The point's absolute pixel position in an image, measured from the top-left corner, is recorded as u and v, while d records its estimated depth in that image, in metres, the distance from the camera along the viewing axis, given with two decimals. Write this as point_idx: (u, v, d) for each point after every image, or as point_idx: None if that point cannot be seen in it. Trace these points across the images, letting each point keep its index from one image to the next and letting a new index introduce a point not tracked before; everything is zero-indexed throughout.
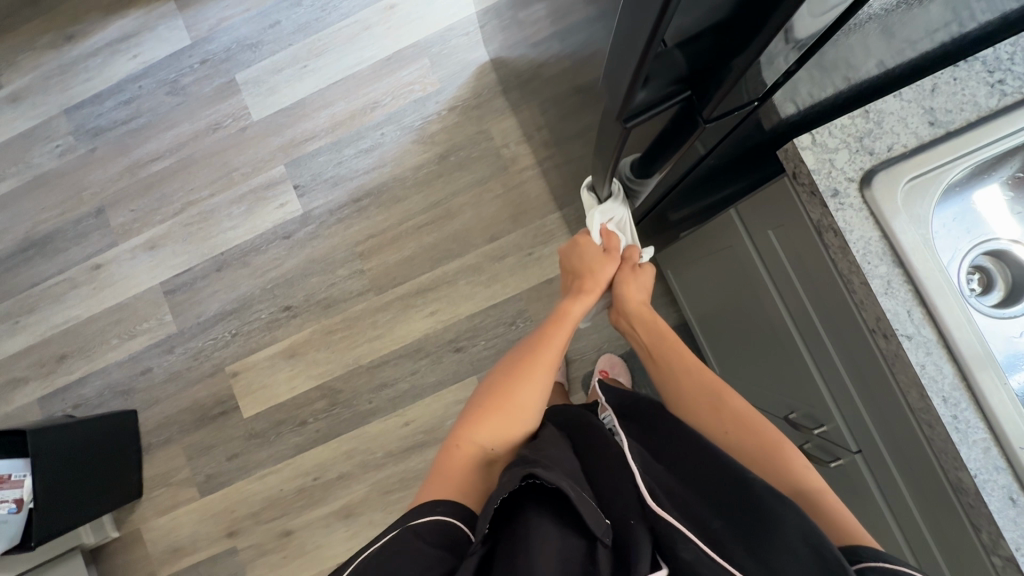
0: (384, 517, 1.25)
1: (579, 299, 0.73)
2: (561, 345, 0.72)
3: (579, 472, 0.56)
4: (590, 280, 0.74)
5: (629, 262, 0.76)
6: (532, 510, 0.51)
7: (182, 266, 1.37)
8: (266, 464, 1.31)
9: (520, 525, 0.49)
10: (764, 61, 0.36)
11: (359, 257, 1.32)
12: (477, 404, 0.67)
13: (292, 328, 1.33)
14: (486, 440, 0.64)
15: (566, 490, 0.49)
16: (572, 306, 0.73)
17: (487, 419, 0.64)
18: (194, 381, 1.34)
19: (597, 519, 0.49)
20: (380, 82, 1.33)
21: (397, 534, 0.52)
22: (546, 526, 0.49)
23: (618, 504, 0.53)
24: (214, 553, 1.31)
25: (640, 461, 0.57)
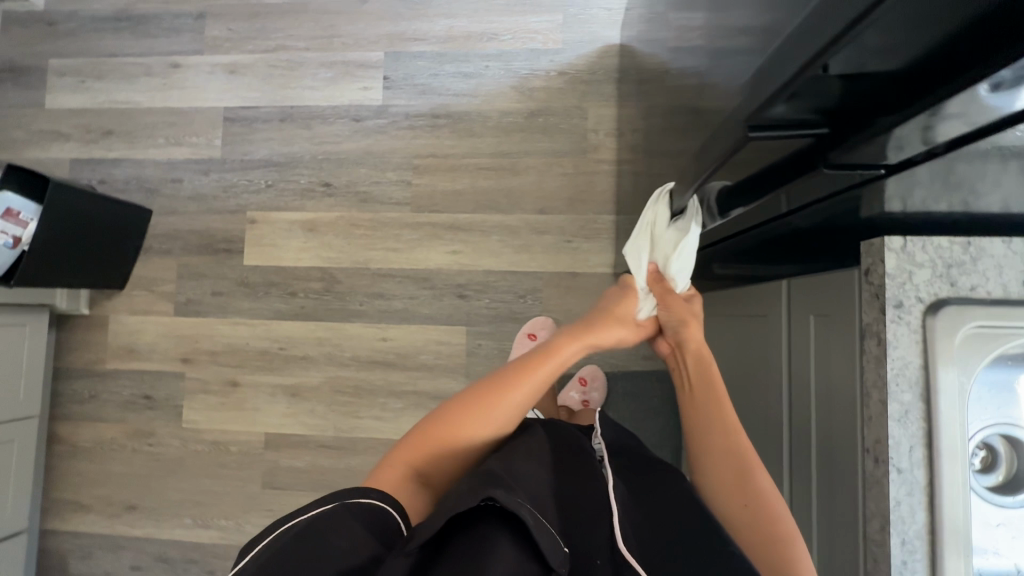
0: (325, 413, 1.29)
1: (572, 344, 0.63)
2: (541, 383, 0.62)
3: (545, 489, 0.56)
4: (604, 321, 0.65)
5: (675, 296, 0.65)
6: (491, 525, 0.50)
7: (251, 102, 1.38)
8: (243, 314, 1.33)
9: (475, 542, 0.48)
10: (894, 139, 0.35)
11: (413, 170, 1.31)
12: (429, 426, 0.62)
13: (322, 205, 1.33)
14: (423, 466, 0.61)
15: (525, 516, 0.49)
16: (563, 348, 0.63)
17: (441, 435, 0.61)
18: (214, 210, 1.36)
19: (556, 550, 0.49)
20: (509, 18, 1.31)
21: (331, 508, 0.53)
22: (496, 548, 0.47)
23: (586, 539, 0.52)
24: (163, 369, 1.35)
25: (621, 504, 0.56)
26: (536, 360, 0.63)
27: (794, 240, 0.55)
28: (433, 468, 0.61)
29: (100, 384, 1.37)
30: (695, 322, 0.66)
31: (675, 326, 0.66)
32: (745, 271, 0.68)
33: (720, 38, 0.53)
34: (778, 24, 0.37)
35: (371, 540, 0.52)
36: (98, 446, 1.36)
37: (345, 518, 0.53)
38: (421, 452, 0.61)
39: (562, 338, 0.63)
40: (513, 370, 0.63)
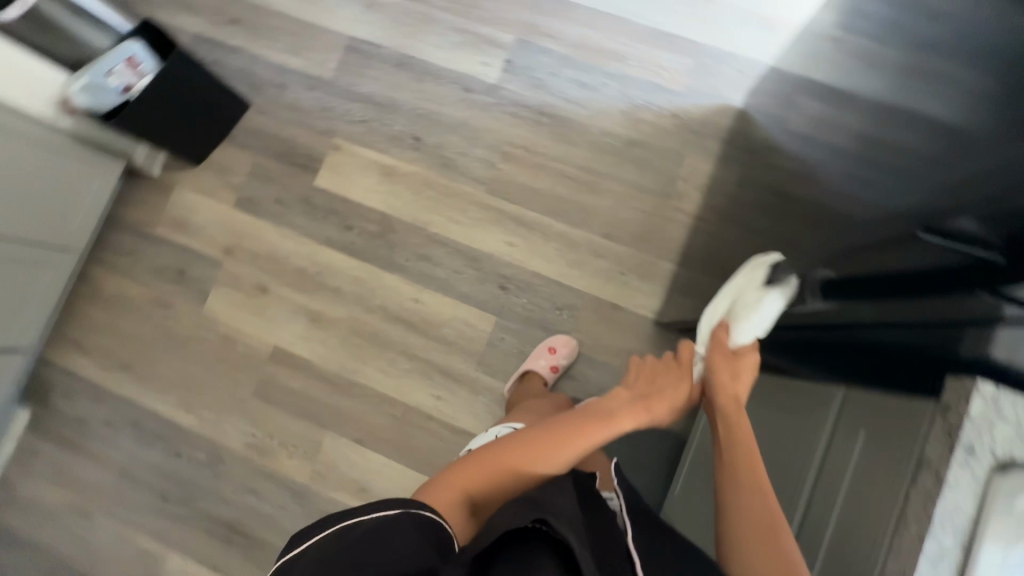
0: (336, 347, 1.30)
1: (629, 418, 0.73)
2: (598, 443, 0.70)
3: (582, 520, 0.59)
4: (653, 400, 0.75)
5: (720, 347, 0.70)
6: (540, 546, 0.54)
7: (375, 39, 1.41)
8: (295, 229, 1.36)
9: (525, 557, 0.53)
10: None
11: (502, 155, 1.33)
12: (489, 459, 0.69)
13: (405, 156, 1.36)
14: (476, 493, 0.67)
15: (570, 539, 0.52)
16: (621, 420, 0.72)
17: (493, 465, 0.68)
18: (305, 125, 1.40)
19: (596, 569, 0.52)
20: (642, 47, 1.32)
21: (390, 514, 0.59)
22: (541, 563, 0.52)
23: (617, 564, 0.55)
24: (204, 252, 1.39)
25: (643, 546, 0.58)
26: (593, 422, 0.71)
27: (863, 361, 0.55)
28: (484, 498, 0.67)
29: (142, 245, 1.41)
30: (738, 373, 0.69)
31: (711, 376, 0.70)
32: (796, 366, 0.68)
33: (871, 150, 0.55)
34: (979, 153, 0.37)
35: (428, 545, 0.57)
36: (119, 302, 1.39)
37: (408, 528, 0.58)
38: (473, 477, 0.67)
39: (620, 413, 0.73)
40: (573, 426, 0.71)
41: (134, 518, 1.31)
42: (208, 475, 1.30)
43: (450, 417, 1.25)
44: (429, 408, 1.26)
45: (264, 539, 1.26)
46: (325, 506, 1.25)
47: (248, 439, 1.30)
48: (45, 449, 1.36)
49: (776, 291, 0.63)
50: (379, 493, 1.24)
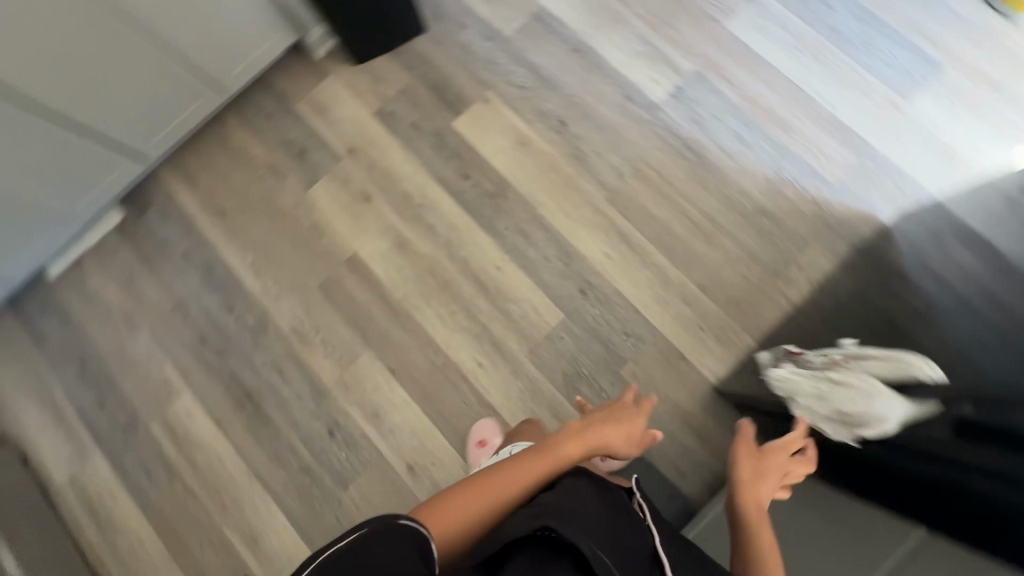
0: (408, 278, 1.33)
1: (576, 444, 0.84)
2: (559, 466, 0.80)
3: (594, 521, 0.64)
4: (604, 434, 0.88)
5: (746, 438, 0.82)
6: (553, 553, 0.57)
7: (564, 15, 1.42)
8: (417, 157, 1.40)
9: (543, 560, 0.56)
10: None
11: (635, 170, 1.32)
12: (463, 490, 0.76)
13: (544, 133, 1.36)
14: (458, 520, 0.73)
15: (584, 548, 0.57)
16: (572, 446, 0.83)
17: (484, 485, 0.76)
18: (467, 67, 1.43)
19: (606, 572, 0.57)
20: (814, 127, 1.29)
21: (373, 530, 0.56)
22: (558, 568, 0.56)
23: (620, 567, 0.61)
24: (330, 143, 1.44)
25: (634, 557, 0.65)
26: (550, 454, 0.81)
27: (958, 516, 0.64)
28: (467, 526, 0.72)
29: (280, 113, 1.48)
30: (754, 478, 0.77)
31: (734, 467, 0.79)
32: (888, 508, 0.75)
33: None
34: None
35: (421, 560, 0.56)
36: (239, 154, 1.47)
37: (395, 540, 0.56)
38: (455, 507, 0.73)
39: (572, 442, 0.84)
40: (528, 458, 0.81)
41: (169, 348, 1.38)
42: (248, 340, 1.36)
43: (484, 387, 1.26)
44: (467, 370, 1.27)
45: (271, 418, 1.31)
46: (337, 414, 1.29)
47: (296, 324, 1.35)
48: (122, 254, 1.45)
49: (882, 399, 0.70)
50: (390, 424, 1.27)
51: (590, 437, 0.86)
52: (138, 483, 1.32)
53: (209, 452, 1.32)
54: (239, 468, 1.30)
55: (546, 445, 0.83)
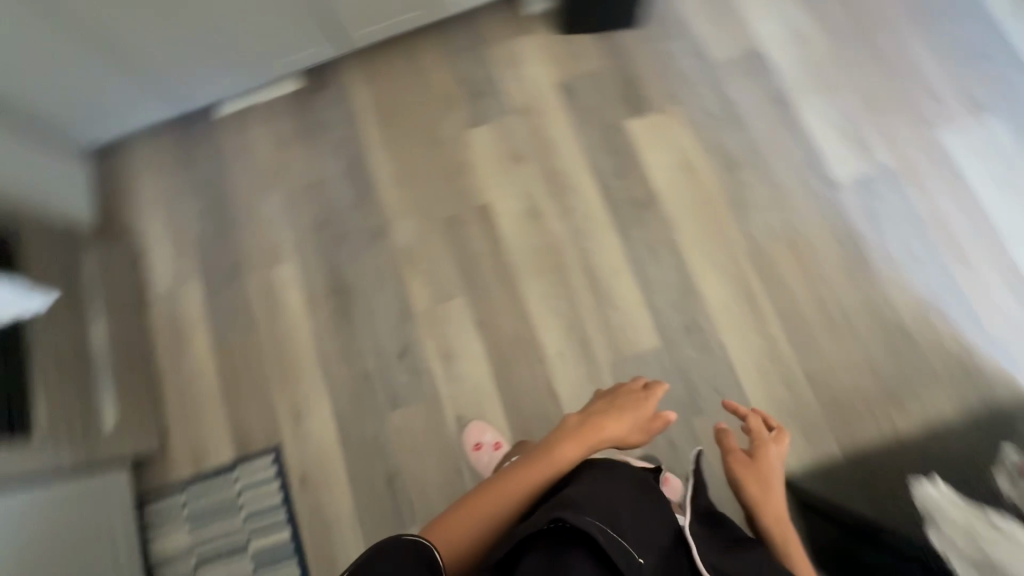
0: (527, 247, 1.35)
1: (570, 443, 0.88)
2: (561, 465, 0.86)
3: (604, 502, 0.76)
4: (597, 428, 0.91)
5: (736, 452, 0.97)
6: (568, 540, 0.70)
7: (778, 64, 1.39)
8: (581, 140, 1.40)
9: (558, 549, 0.69)
10: None
11: (787, 237, 1.27)
12: (468, 501, 0.83)
13: (712, 167, 1.34)
14: (469, 532, 0.80)
15: (593, 531, 0.70)
16: (565, 445, 0.88)
17: (491, 494, 0.83)
18: (663, 76, 1.41)
19: (616, 548, 0.70)
20: (990, 271, 1.21)
21: (392, 548, 0.69)
22: (572, 555, 0.68)
23: (631, 537, 0.74)
24: (506, 93, 1.46)
25: (645, 524, 0.77)
26: (542, 458, 0.86)
27: None
28: (480, 535, 0.80)
29: (471, 49, 1.51)
30: (755, 481, 0.94)
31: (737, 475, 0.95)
32: None
33: None
34: None
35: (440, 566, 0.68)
36: (420, 73, 1.52)
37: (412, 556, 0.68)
38: (462, 520, 0.81)
39: (566, 443, 0.88)
40: (521, 466, 0.86)
41: (291, 219, 1.46)
42: (362, 241, 1.41)
43: (556, 376, 1.26)
44: (548, 354, 1.28)
45: (355, 319, 1.36)
46: (413, 341, 1.33)
47: (409, 245, 1.39)
48: (284, 119, 1.53)
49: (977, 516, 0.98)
50: (458, 372, 1.30)
51: (591, 434, 0.90)
52: (219, 324, 1.41)
53: (290, 325, 1.39)
54: (309, 350, 1.36)
55: (539, 450, 0.88)
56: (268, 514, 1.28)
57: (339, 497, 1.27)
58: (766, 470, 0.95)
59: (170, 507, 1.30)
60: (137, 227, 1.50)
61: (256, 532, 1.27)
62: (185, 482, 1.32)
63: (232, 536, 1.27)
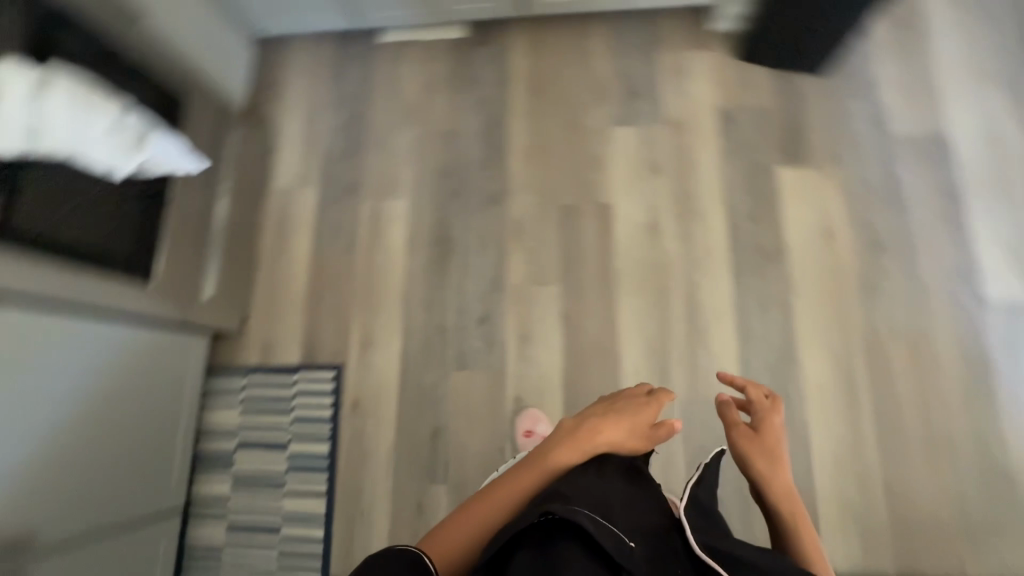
0: (636, 259, 1.32)
1: (560, 447, 0.80)
2: (552, 465, 0.79)
3: (595, 493, 0.74)
4: (591, 429, 0.83)
5: (741, 433, 0.87)
6: (559, 534, 0.67)
7: (959, 160, 1.29)
8: (724, 171, 1.35)
9: (548, 543, 0.66)
10: None
11: (909, 338, 1.20)
12: (456, 509, 0.76)
13: (853, 241, 1.27)
14: (459, 542, 0.72)
15: (584, 520, 0.67)
16: (553, 449, 0.80)
17: (482, 499, 0.76)
18: (831, 134, 1.34)
19: (608, 537, 0.67)
20: None
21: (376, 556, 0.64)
22: (564, 548, 0.65)
23: (620, 522, 0.72)
24: (663, 102, 1.42)
25: (635, 509, 0.76)
26: (531, 461, 0.80)
27: None
28: (470, 546, 0.72)
29: (642, 47, 1.47)
30: (765, 462, 0.85)
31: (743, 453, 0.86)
32: None
33: None
34: None
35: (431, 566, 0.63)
36: (585, 55, 1.49)
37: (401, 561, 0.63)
38: (452, 532, 0.73)
39: (554, 446, 0.81)
40: (510, 474, 0.79)
41: (417, 159, 1.48)
42: (477, 201, 1.42)
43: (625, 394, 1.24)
44: (623, 369, 1.26)
45: (448, 272, 1.38)
46: (497, 313, 1.34)
47: (521, 219, 1.39)
48: (439, 62, 1.54)
49: None
50: (530, 355, 1.30)
51: (586, 436, 0.82)
52: (323, 234, 1.46)
53: (386, 257, 1.42)
54: (397, 286, 1.39)
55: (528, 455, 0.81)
56: (314, 424, 1.33)
57: (383, 433, 1.30)
58: (770, 446, 0.86)
59: (230, 387, 1.37)
60: (276, 122, 1.55)
61: (297, 437, 1.33)
62: (250, 369, 1.38)
63: (276, 432, 1.33)
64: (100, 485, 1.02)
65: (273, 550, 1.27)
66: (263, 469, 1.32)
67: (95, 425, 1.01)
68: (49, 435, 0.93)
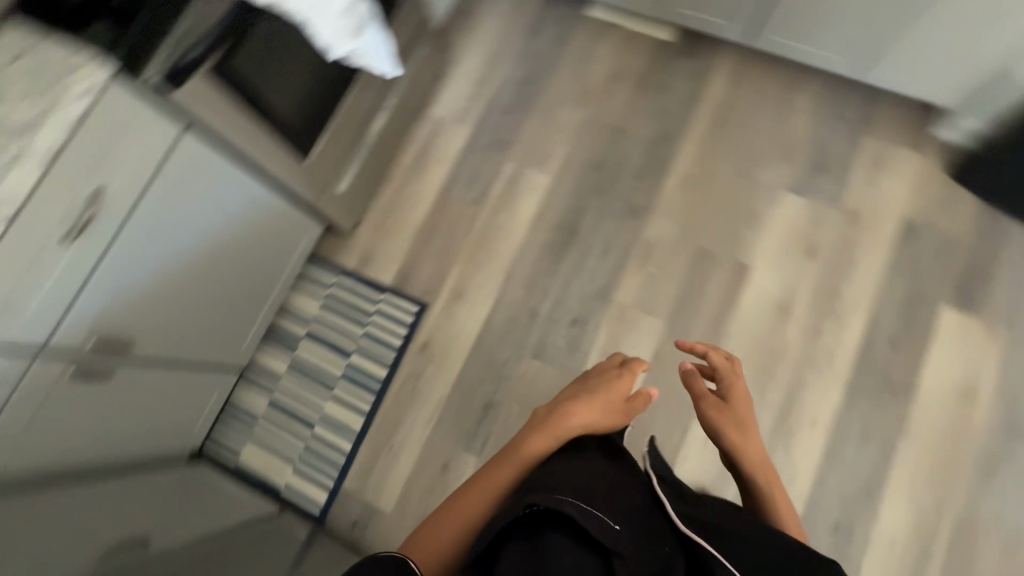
0: (754, 330, 1.25)
1: (534, 436, 0.78)
2: (533, 451, 0.76)
3: (577, 481, 0.67)
4: (565, 410, 0.81)
5: (711, 403, 0.86)
6: (543, 526, 0.60)
7: None
8: (882, 282, 1.25)
9: (535, 536, 0.59)
10: None
11: (1011, 535, 1.09)
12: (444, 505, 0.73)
13: (991, 411, 1.15)
14: (450, 540, 0.69)
15: (566, 508, 0.60)
16: (528, 438, 0.78)
17: (466, 496, 0.73)
18: (1014, 293, 1.22)
19: (595, 523, 0.60)
20: None
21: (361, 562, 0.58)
22: (551, 536, 0.59)
23: (603, 505, 0.64)
24: (847, 186, 1.32)
25: (621, 492, 0.69)
26: (509, 452, 0.77)
27: None
28: (460, 543, 0.69)
29: (849, 123, 1.37)
30: (736, 431, 0.83)
31: (715, 423, 0.84)
32: None
33: None
34: None
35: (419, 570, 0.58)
36: (786, 106, 1.40)
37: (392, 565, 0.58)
38: (440, 530, 0.70)
39: (529, 437, 0.78)
40: (490, 469, 0.76)
41: (577, 141, 1.44)
42: (617, 206, 1.38)
43: (686, 455, 1.19)
44: (693, 430, 1.21)
45: (561, 262, 1.35)
46: (593, 320, 1.30)
47: (654, 242, 1.34)
48: (636, 55, 1.49)
49: None
50: None
51: (558, 422, 0.79)
52: (459, 175, 1.46)
53: (509, 221, 1.40)
54: (508, 253, 1.38)
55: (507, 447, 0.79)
56: (381, 347, 1.35)
57: (441, 383, 1.31)
58: (737, 414, 0.85)
59: (321, 279, 1.41)
60: (458, 52, 1.55)
61: (362, 351, 1.35)
62: (344, 271, 1.41)
63: (344, 338, 1.37)
64: (176, 332, 1.02)
65: (300, 442, 1.31)
66: (321, 365, 1.36)
67: (201, 277, 1.02)
68: (165, 272, 0.94)
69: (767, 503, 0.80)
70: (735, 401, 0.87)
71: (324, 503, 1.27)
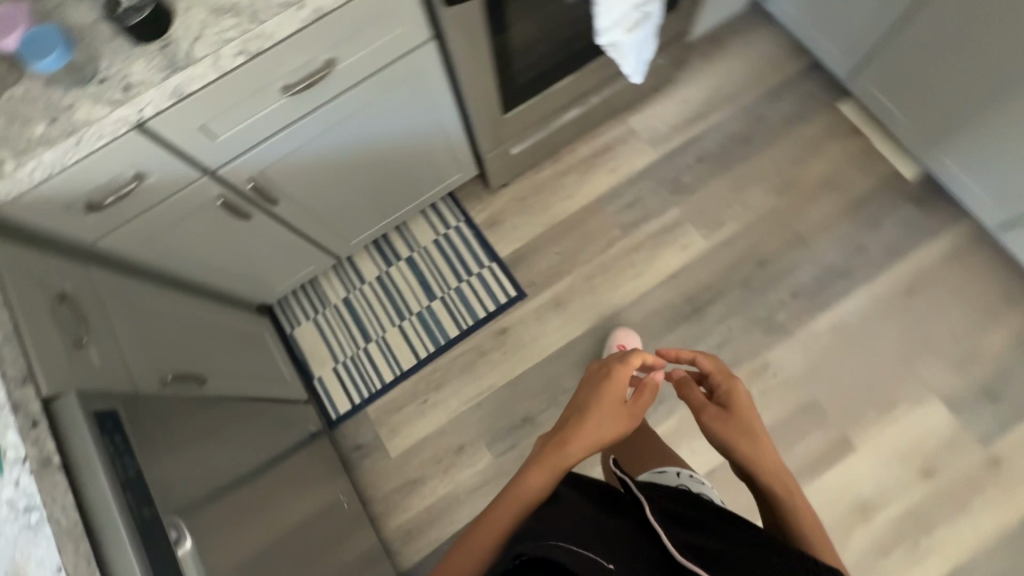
0: (823, 510, 1.14)
1: (531, 470, 0.62)
2: (535, 488, 0.61)
3: (563, 524, 0.53)
4: (562, 432, 0.66)
5: (714, 411, 0.69)
6: None
7: None
8: (987, 546, 1.10)
9: None
10: None
11: None
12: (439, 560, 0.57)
13: None
14: None
15: (556, 553, 0.46)
16: (525, 473, 0.62)
17: (462, 547, 0.57)
18: None
19: (592, 565, 0.46)
20: None
21: None
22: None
23: (591, 543, 0.51)
24: (1011, 431, 1.15)
25: (607, 530, 0.55)
26: (505, 493, 0.61)
27: None
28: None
29: None
30: (746, 444, 0.65)
31: (720, 437, 0.67)
32: None
33: None
34: None
35: None
36: (991, 312, 1.22)
37: None
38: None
39: (527, 472, 0.62)
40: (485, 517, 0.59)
41: (754, 226, 1.32)
42: (756, 311, 1.27)
43: None
44: None
45: (672, 331, 1.27)
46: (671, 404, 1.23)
47: (773, 366, 1.23)
48: (864, 174, 1.33)
49: None
50: None
51: (556, 448, 0.64)
52: (622, 193, 1.38)
53: (644, 264, 1.33)
54: (627, 294, 1.31)
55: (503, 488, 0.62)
56: (464, 308, 1.33)
57: (499, 372, 1.29)
58: (746, 420, 0.68)
59: (445, 218, 1.39)
60: (690, 74, 1.44)
61: (445, 302, 1.34)
62: (469, 221, 1.39)
63: (436, 282, 1.36)
64: (310, 206, 1.02)
65: (351, 350, 1.33)
66: (403, 293, 1.36)
67: (356, 170, 1.01)
68: (334, 153, 0.93)
69: (794, 525, 0.61)
70: (738, 409, 0.69)
71: (343, 413, 1.29)
